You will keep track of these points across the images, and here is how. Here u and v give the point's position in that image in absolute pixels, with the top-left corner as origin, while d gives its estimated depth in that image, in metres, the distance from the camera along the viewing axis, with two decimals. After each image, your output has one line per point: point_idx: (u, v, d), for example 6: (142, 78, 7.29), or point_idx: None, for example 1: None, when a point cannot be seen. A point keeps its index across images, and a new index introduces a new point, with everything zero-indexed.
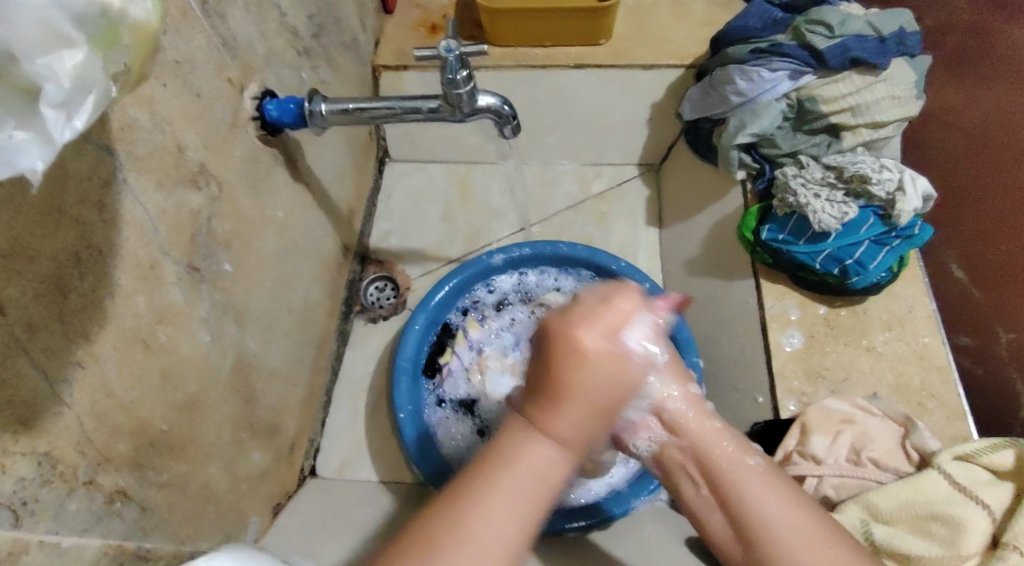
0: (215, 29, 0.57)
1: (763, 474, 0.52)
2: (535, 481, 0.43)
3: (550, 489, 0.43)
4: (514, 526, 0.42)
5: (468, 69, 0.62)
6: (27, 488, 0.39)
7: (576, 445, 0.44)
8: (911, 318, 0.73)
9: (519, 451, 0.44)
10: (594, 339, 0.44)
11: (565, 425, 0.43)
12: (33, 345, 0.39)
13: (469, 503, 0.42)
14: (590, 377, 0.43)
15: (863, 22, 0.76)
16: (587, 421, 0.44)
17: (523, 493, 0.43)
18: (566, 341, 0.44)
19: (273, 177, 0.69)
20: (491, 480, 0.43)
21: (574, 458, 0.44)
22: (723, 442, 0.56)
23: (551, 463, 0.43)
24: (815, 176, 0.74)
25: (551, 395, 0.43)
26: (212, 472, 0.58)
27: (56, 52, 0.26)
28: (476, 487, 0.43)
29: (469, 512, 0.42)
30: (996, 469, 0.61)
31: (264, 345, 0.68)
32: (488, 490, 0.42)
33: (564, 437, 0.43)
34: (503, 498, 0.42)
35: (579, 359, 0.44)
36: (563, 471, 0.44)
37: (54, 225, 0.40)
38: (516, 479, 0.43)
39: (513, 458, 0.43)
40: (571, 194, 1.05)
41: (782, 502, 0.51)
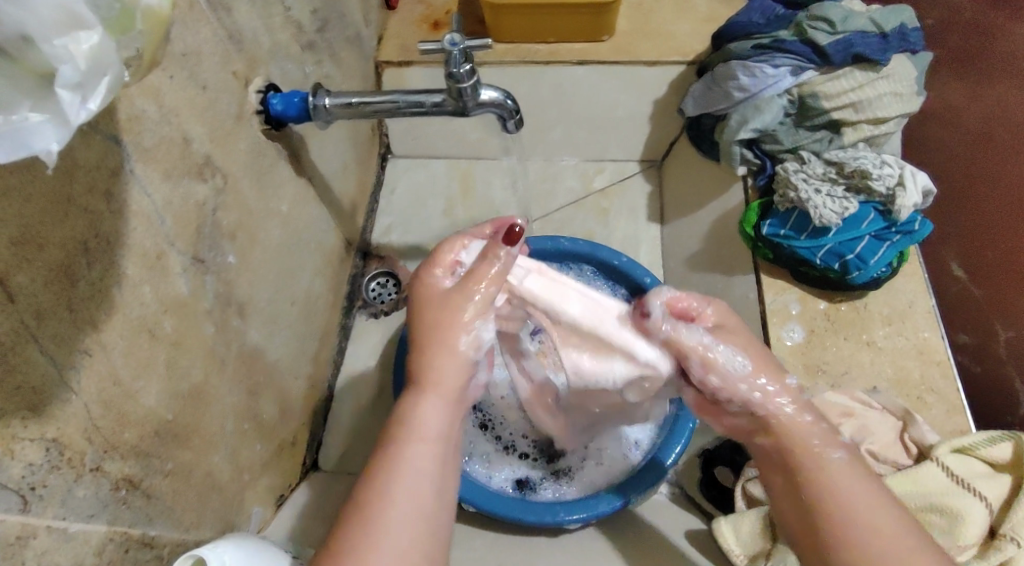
0: (220, 22, 0.58)
1: (852, 467, 0.51)
2: (422, 431, 0.49)
3: (435, 435, 0.49)
4: (423, 468, 0.48)
5: (471, 63, 0.63)
6: (36, 473, 0.39)
7: (451, 388, 0.51)
8: (911, 313, 0.73)
9: (407, 410, 0.50)
10: (433, 276, 0.54)
11: (437, 370, 0.50)
12: (42, 332, 0.39)
13: (384, 458, 0.48)
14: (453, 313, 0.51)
15: (865, 18, 0.77)
16: (456, 356, 0.51)
17: (417, 446, 0.49)
18: (423, 294, 0.53)
19: (277, 170, 0.69)
20: (394, 436, 0.49)
21: (452, 402, 0.51)
22: (811, 433, 0.53)
23: (433, 410, 0.50)
24: (816, 172, 0.75)
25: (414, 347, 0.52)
26: (216, 461, 0.58)
27: (72, 34, 0.26)
28: (384, 444, 0.50)
29: (381, 472, 0.48)
30: (992, 462, 0.62)
31: (268, 337, 0.68)
32: (395, 449, 0.49)
33: (433, 382, 0.50)
34: (407, 454, 0.48)
35: (435, 302, 0.52)
36: (446, 414, 0.51)
37: (63, 213, 0.40)
38: (410, 437, 0.49)
39: (405, 424, 0.50)
40: (573, 190, 1.06)
41: (868, 492, 0.50)
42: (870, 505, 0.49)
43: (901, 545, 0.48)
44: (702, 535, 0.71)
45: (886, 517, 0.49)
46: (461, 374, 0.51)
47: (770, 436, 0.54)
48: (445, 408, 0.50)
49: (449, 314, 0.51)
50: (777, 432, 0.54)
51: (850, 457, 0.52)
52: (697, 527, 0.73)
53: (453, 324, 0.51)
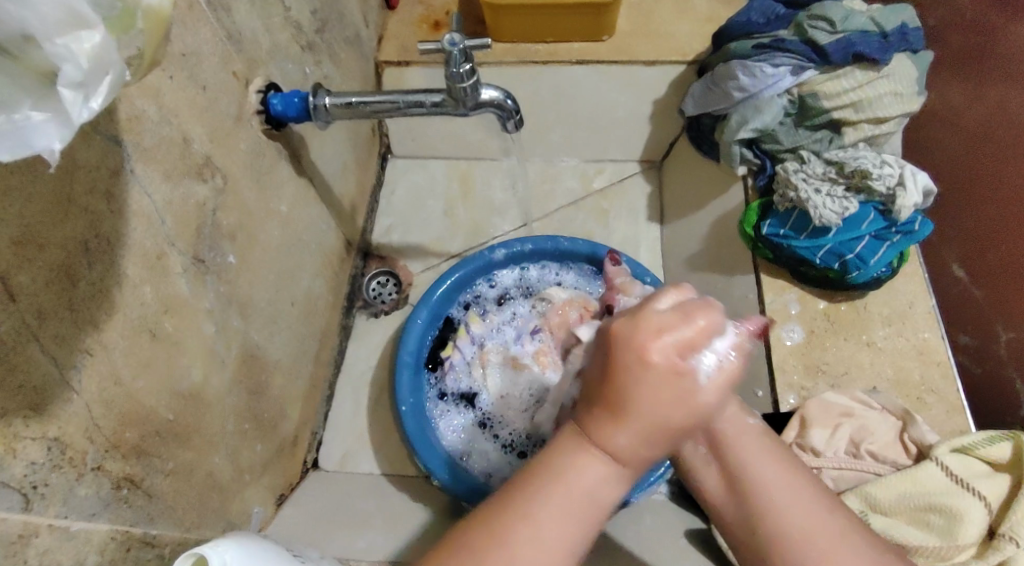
0: (220, 23, 0.58)
1: (761, 439, 0.50)
2: (587, 497, 0.41)
3: (600, 505, 0.41)
4: (571, 534, 0.41)
5: (471, 63, 0.62)
6: (38, 472, 0.39)
7: (635, 465, 0.41)
8: (912, 314, 0.73)
9: (570, 462, 0.41)
10: (665, 346, 0.39)
11: (622, 444, 0.40)
12: (43, 331, 0.39)
13: (519, 506, 0.41)
14: (653, 394, 0.39)
15: (865, 18, 0.77)
16: (641, 444, 0.40)
17: (573, 509, 0.41)
18: (624, 351, 0.40)
19: (277, 171, 0.69)
20: (541, 488, 0.41)
21: (628, 477, 0.42)
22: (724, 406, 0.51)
23: (603, 479, 0.41)
24: (816, 171, 0.75)
25: (606, 405, 0.40)
26: (216, 462, 0.58)
27: (74, 33, 0.26)
28: (525, 490, 0.41)
29: (525, 521, 0.40)
30: (992, 461, 0.62)
31: (268, 337, 0.68)
32: (537, 499, 0.41)
33: (622, 459, 0.40)
34: (557, 514, 0.40)
35: (642, 372, 0.39)
36: (615, 489, 0.41)
37: (64, 214, 0.41)
38: (566, 494, 0.41)
39: (562, 475, 0.41)
40: (572, 190, 1.06)
41: (778, 471, 0.48)
42: (793, 491, 0.47)
43: (825, 535, 0.45)
44: (703, 533, 0.72)
45: (804, 503, 0.46)
46: (650, 458, 0.41)
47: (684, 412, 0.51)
48: (623, 483, 0.42)
49: (651, 398, 0.39)
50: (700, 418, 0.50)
51: (757, 431, 0.50)
52: (697, 526, 0.73)
53: (640, 400, 0.39)
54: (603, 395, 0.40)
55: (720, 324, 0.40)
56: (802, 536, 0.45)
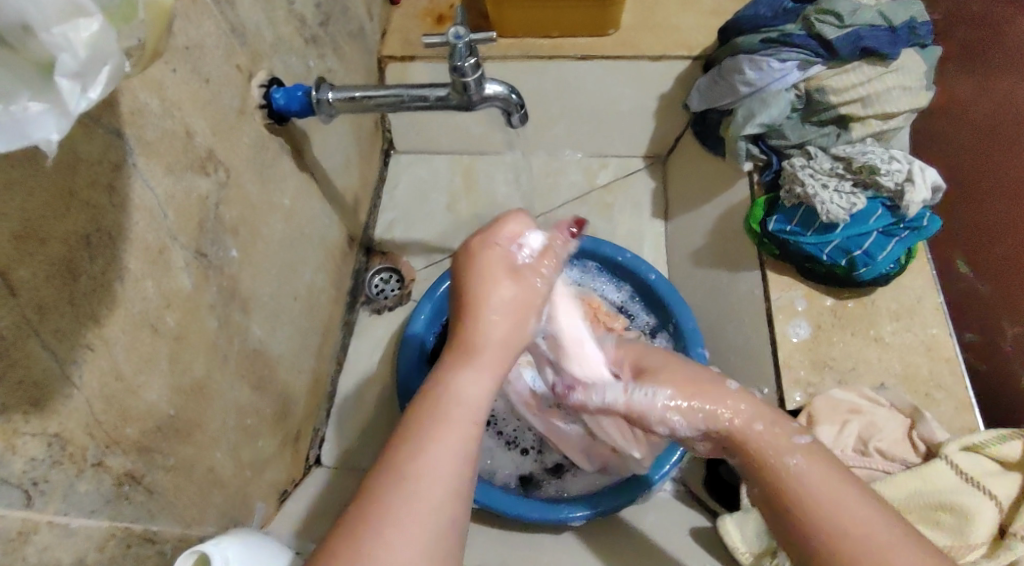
0: (223, 15, 0.57)
1: (822, 469, 0.49)
2: (468, 404, 0.46)
3: (482, 409, 0.47)
4: (462, 446, 0.45)
5: (476, 57, 0.62)
6: (38, 468, 0.39)
7: (492, 361, 0.49)
8: (920, 309, 0.72)
9: (447, 381, 0.47)
10: (490, 246, 0.52)
11: (483, 343, 0.49)
12: (44, 326, 0.39)
13: (406, 437, 0.45)
14: (496, 291, 0.50)
15: (874, 11, 0.75)
16: (504, 332, 0.49)
17: (459, 420, 0.46)
18: (468, 262, 0.52)
19: (281, 164, 0.69)
20: (427, 413, 0.46)
21: (496, 375, 0.49)
22: (773, 439, 0.52)
23: (473, 383, 0.47)
24: (823, 167, 0.74)
25: (466, 314, 0.50)
26: (218, 457, 0.58)
27: (73, 21, 0.26)
28: (413, 420, 0.46)
29: (415, 439, 0.44)
30: (1003, 460, 0.61)
31: (271, 332, 0.68)
32: (424, 420, 0.45)
33: (479, 354, 0.48)
34: (447, 428, 0.45)
35: (483, 274, 0.51)
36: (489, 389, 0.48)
37: (65, 207, 0.40)
38: (450, 405, 0.46)
39: (443, 393, 0.47)
40: (576, 185, 1.05)
41: (845, 496, 0.47)
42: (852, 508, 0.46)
43: (885, 534, 0.45)
44: (707, 532, 0.71)
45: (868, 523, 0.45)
46: (510, 347, 0.50)
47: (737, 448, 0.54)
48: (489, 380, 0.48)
49: (489, 291, 0.50)
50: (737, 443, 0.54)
51: (815, 454, 0.50)
52: (700, 524, 0.73)
53: (485, 300, 0.50)
54: (461, 312, 0.50)
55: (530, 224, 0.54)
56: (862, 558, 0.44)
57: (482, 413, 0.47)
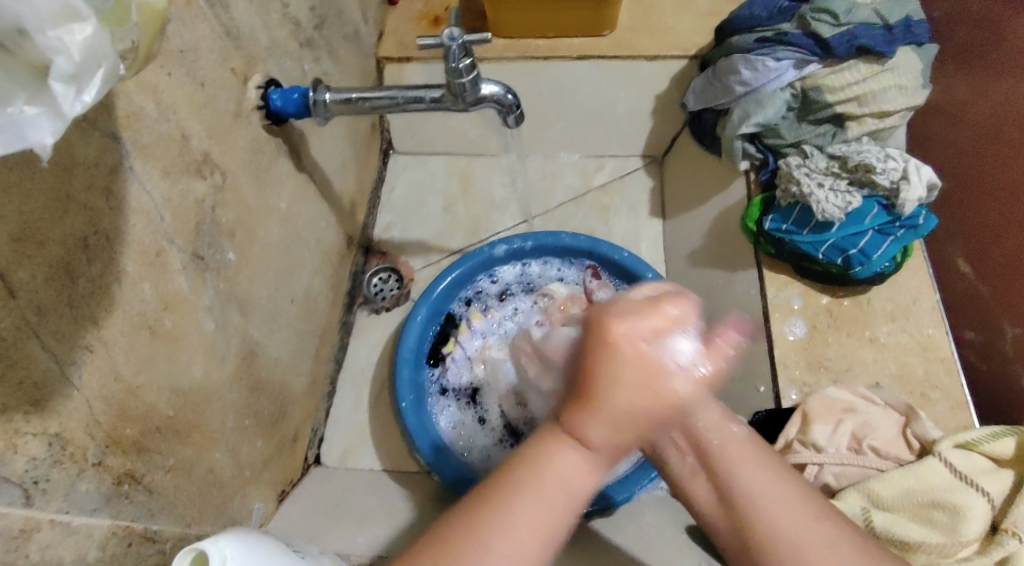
0: (218, 18, 0.58)
1: (752, 445, 0.48)
2: (563, 489, 0.41)
3: (576, 497, 0.41)
4: (541, 534, 0.41)
5: (471, 58, 0.62)
6: (38, 467, 0.39)
7: (609, 457, 0.42)
8: (914, 309, 0.73)
9: (543, 457, 0.42)
10: (632, 336, 0.40)
11: (595, 436, 0.40)
12: (43, 328, 0.40)
13: (490, 510, 0.42)
14: (626, 386, 0.39)
15: (869, 10, 0.76)
16: (616, 432, 0.40)
17: (544, 503, 0.41)
18: (596, 335, 0.41)
19: (276, 167, 0.69)
20: (516, 487, 0.42)
21: (606, 465, 0.42)
22: (718, 423, 0.47)
23: (577, 470, 0.41)
24: (819, 166, 0.74)
25: (583, 397, 0.40)
26: (217, 458, 0.59)
27: (66, 26, 0.26)
28: (501, 494, 0.42)
29: (495, 518, 0.41)
30: (996, 457, 0.61)
31: (268, 334, 0.69)
32: (512, 500, 0.42)
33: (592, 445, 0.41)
34: (526, 510, 0.41)
35: (615, 360, 0.40)
36: (591, 478, 0.42)
37: (63, 210, 0.41)
38: (541, 488, 0.41)
39: (540, 472, 0.41)
40: (573, 186, 1.06)
41: (766, 474, 0.47)
42: (775, 492, 0.46)
43: (802, 523, 0.45)
44: None
45: (805, 521, 0.45)
46: (628, 446, 0.41)
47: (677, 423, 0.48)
48: (598, 472, 0.42)
49: (618, 390, 0.39)
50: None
51: (747, 436, 0.48)
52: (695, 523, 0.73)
53: (610, 394, 0.39)
54: (579, 382, 0.41)
55: (689, 322, 0.40)
56: (777, 531, 0.45)
57: (576, 505, 0.42)
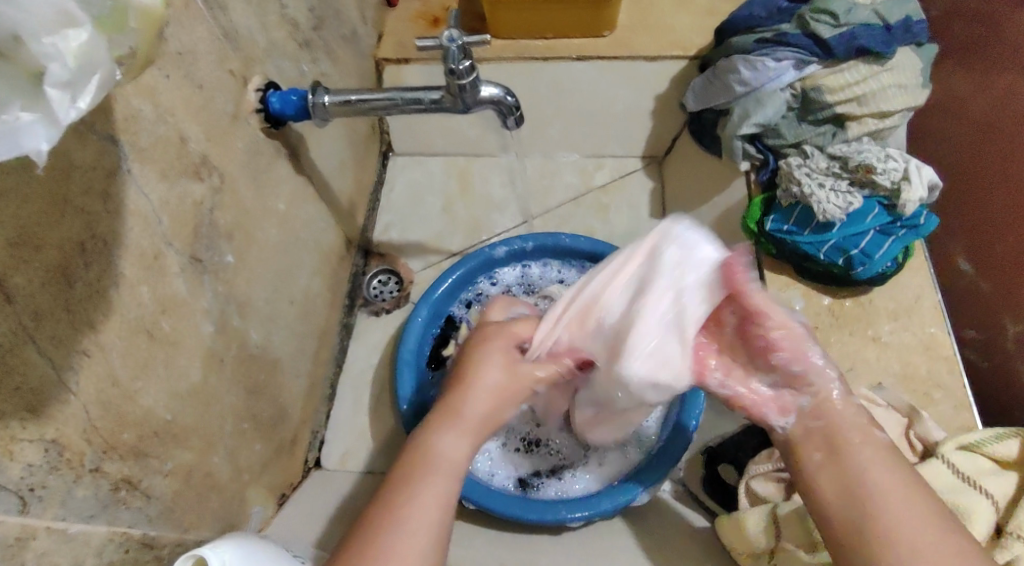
0: (216, 20, 0.57)
1: (887, 458, 0.51)
2: (449, 460, 0.52)
3: (460, 469, 0.52)
4: (438, 499, 0.49)
5: (470, 60, 0.62)
6: (35, 474, 0.39)
7: (473, 422, 0.54)
8: (917, 308, 0.72)
9: (428, 443, 0.53)
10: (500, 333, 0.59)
11: (466, 409, 0.54)
12: (40, 333, 0.39)
13: (391, 494, 0.50)
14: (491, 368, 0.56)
15: (869, 10, 0.75)
16: (487, 403, 0.55)
17: (440, 476, 0.50)
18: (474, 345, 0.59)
19: (275, 170, 0.69)
20: (411, 472, 0.50)
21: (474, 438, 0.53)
22: (851, 418, 0.53)
23: (453, 444, 0.52)
24: (819, 166, 0.74)
25: (454, 388, 0.56)
26: (215, 462, 0.58)
27: (61, 32, 0.26)
28: (398, 481, 0.50)
29: (393, 499, 0.49)
30: (1000, 459, 0.61)
31: (267, 336, 0.68)
32: (416, 481, 0.50)
33: (461, 418, 0.54)
34: (425, 481, 0.50)
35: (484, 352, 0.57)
36: (468, 447, 0.53)
37: (60, 214, 0.40)
38: (432, 463, 0.51)
39: (425, 452, 0.52)
40: (572, 186, 1.05)
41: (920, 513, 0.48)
42: (903, 494, 0.49)
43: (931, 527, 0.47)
44: (706, 533, 0.72)
45: (907, 502, 0.48)
46: (490, 418, 0.55)
47: (818, 417, 0.53)
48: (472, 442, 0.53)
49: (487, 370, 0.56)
50: (822, 410, 0.53)
51: (883, 446, 0.52)
52: (699, 525, 0.73)
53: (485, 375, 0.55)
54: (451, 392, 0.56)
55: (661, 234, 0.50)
56: (905, 530, 0.47)
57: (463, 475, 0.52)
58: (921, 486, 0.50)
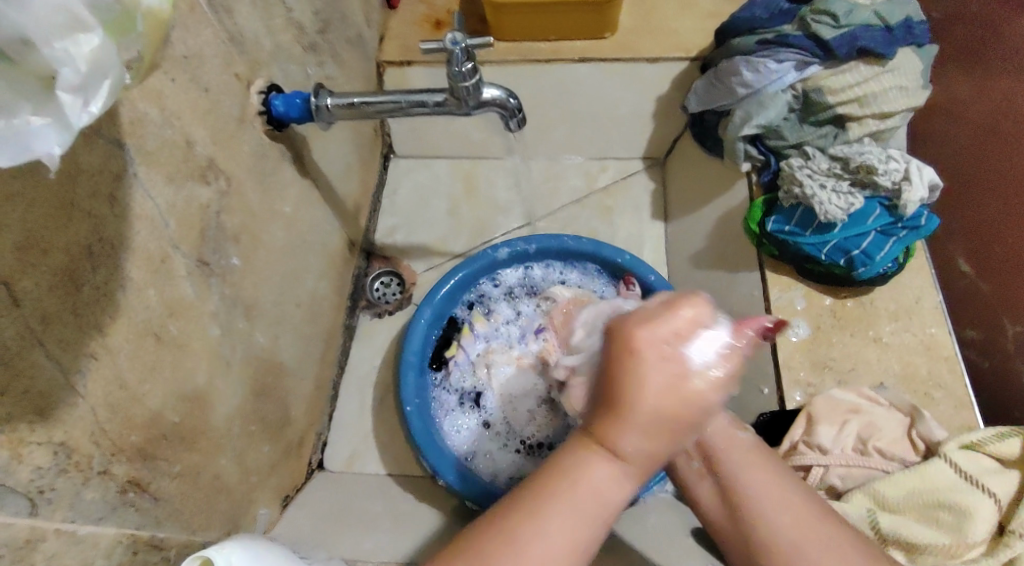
0: (221, 24, 0.58)
1: (751, 452, 0.54)
2: (597, 496, 0.42)
3: (609, 505, 0.42)
4: (572, 538, 0.42)
5: (474, 62, 0.62)
6: (44, 477, 0.39)
7: (643, 462, 0.42)
8: (919, 309, 0.73)
9: (580, 469, 0.42)
10: (656, 343, 0.40)
11: (627, 444, 0.41)
12: (48, 336, 0.39)
13: (528, 512, 0.42)
14: (656, 388, 0.39)
15: (870, 11, 0.75)
16: (652, 440, 0.40)
17: (581, 512, 0.42)
18: (623, 345, 0.41)
19: (281, 173, 0.69)
20: (550, 495, 0.42)
21: (639, 472, 0.42)
22: (716, 421, 0.55)
23: (611, 478, 0.42)
24: (821, 167, 0.74)
25: (610, 405, 0.41)
26: (223, 464, 0.58)
27: (72, 37, 0.26)
28: (535, 501, 0.42)
29: (522, 531, 0.42)
30: (1002, 458, 0.61)
31: (273, 339, 0.68)
32: (550, 507, 0.42)
33: (631, 453, 0.41)
34: (559, 519, 0.42)
35: (642, 362, 0.40)
36: (626, 486, 0.42)
37: (68, 218, 0.40)
38: (574, 497, 0.42)
39: (576, 480, 0.42)
40: (577, 188, 1.06)
41: (769, 477, 0.52)
42: (771, 488, 0.52)
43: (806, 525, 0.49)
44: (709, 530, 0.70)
45: (796, 511, 0.50)
46: (659, 453, 0.41)
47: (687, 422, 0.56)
48: (632, 480, 0.42)
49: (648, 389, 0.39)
50: None
51: (748, 444, 0.54)
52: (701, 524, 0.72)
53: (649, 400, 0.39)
54: (611, 395, 0.41)
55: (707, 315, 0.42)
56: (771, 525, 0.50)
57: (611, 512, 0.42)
58: (790, 479, 0.53)
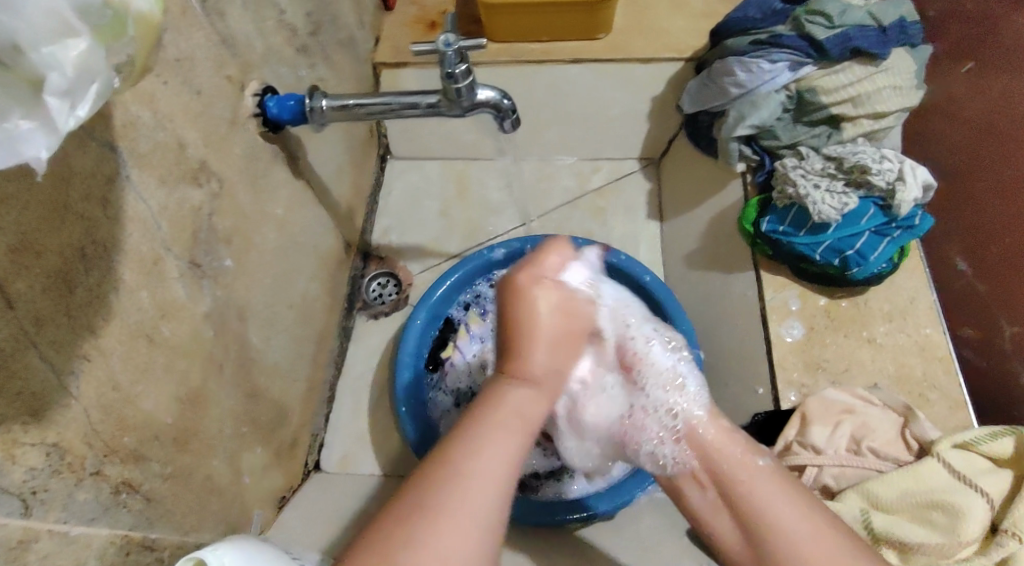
0: (213, 27, 0.58)
1: (773, 478, 0.54)
2: (516, 413, 0.52)
3: (528, 422, 0.52)
4: (504, 454, 0.49)
5: (466, 64, 0.62)
6: (38, 477, 0.40)
7: (540, 377, 0.54)
8: (912, 309, 0.73)
9: (498, 395, 0.53)
10: (537, 279, 0.57)
11: (531, 364, 0.54)
12: (41, 337, 0.40)
13: (462, 436, 0.50)
14: (547, 313, 0.56)
15: (863, 11, 0.76)
16: (546, 353, 0.55)
17: (506, 429, 0.51)
18: (515, 291, 0.57)
19: (273, 174, 0.69)
20: (479, 419, 0.51)
21: (543, 392, 0.54)
22: (732, 445, 0.58)
23: (524, 397, 0.53)
24: (815, 167, 0.75)
25: (520, 337, 0.55)
26: (215, 465, 0.59)
27: (62, 41, 0.27)
28: (466, 426, 0.51)
29: (459, 450, 0.48)
30: (994, 457, 0.62)
31: (265, 340, 0.69)
32: (479, 428, 0.50)
33: (534, 371, 0.54)
34: (489, 437, 0.50)
35: (534, 300, 0.56)
36: (537, 404, 0.54)
37: (61, 220, 0.41)
38: (500, 415, 0.51)
39: (496, 402, 0.52)
40: (569, 189, 1.06)
41: (795, 509, 0.52)
42: (797, 515, 0.52)
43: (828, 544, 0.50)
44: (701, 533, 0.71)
45: (813, 528, 0.51)
46: (557, 367, 0.56)
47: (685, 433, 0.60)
48: (541, 398, 0.54)
49: (540, 313, 0.56)
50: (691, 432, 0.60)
51: (770, 470, 0.55)
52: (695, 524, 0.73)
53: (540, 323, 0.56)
54: (515, 331, 0.56)
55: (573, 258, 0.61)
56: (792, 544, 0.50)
57: (531, 428, 0.52)
58: (813, 503, 0.53)
